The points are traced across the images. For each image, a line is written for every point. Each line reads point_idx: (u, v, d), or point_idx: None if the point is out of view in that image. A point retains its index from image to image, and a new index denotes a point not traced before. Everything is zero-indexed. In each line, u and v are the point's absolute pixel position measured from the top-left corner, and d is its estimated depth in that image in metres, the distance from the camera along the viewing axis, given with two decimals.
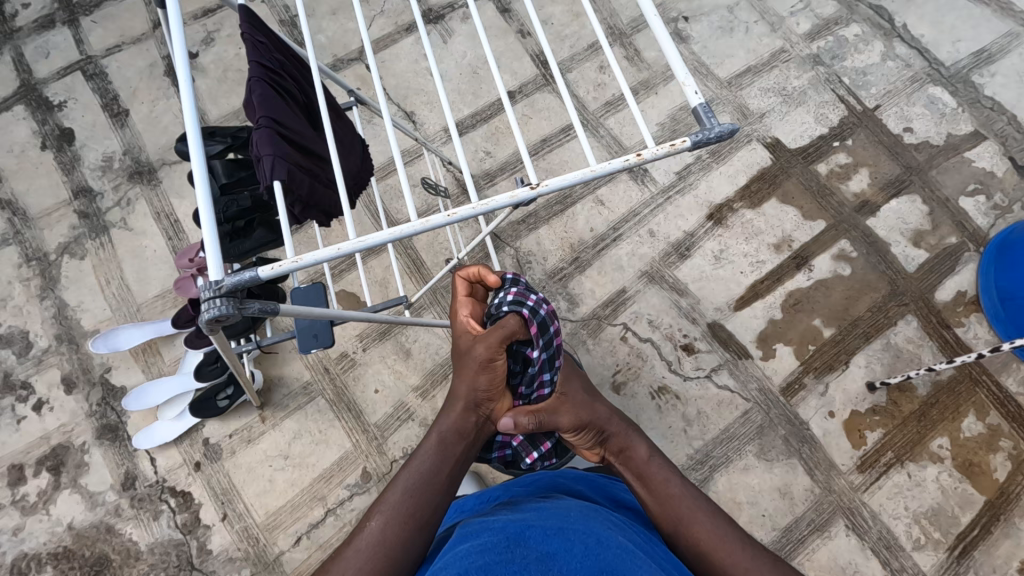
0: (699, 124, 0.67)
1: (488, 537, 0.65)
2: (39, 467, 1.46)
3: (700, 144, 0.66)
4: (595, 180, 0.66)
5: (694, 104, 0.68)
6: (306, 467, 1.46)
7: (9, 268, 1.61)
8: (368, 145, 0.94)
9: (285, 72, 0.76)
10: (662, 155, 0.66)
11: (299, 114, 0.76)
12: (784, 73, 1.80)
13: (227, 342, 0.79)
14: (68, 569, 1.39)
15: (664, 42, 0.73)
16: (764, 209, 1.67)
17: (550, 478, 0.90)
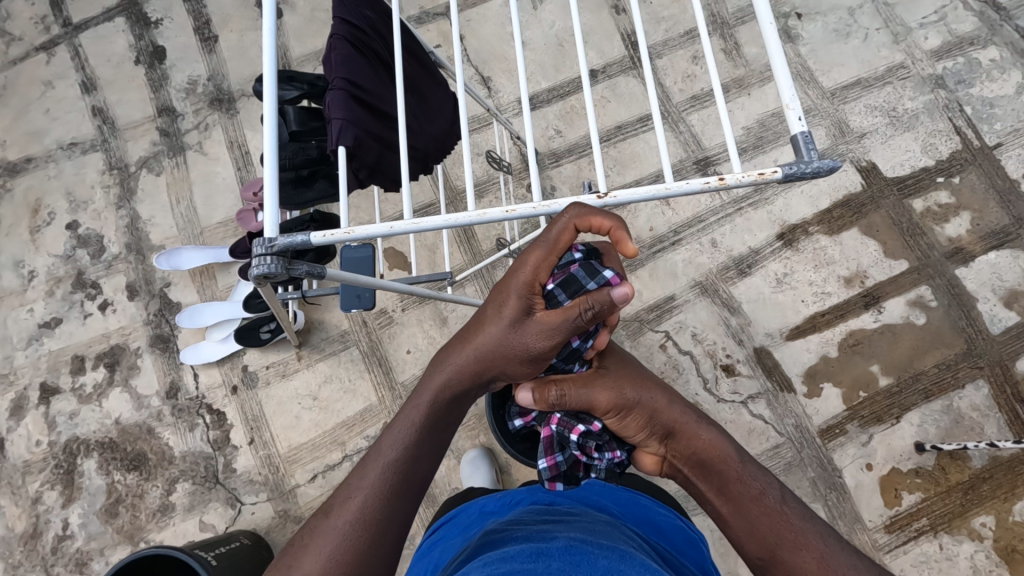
0: (796, 155, 0.61)
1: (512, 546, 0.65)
2: (97, 362, 1.58)
3: (792, 178, 0.60)
4: (668, 199, 0.61)
5: (795, 133, 0.61)
6: (331, 411, 1.52)
7: (94, 174, 1.72)
8: (443, 116, 0.91)
9: (371, 31, 0.74)
10: (747, 183, 0.60)
11: (379, 76, 0.74)
12: (897, 92, 1.63)
13: (273, 292, 0.81)
14: (112, 458, 1.52)
15: (775, 52, 0.65)
16: (842, 238, 1.55)
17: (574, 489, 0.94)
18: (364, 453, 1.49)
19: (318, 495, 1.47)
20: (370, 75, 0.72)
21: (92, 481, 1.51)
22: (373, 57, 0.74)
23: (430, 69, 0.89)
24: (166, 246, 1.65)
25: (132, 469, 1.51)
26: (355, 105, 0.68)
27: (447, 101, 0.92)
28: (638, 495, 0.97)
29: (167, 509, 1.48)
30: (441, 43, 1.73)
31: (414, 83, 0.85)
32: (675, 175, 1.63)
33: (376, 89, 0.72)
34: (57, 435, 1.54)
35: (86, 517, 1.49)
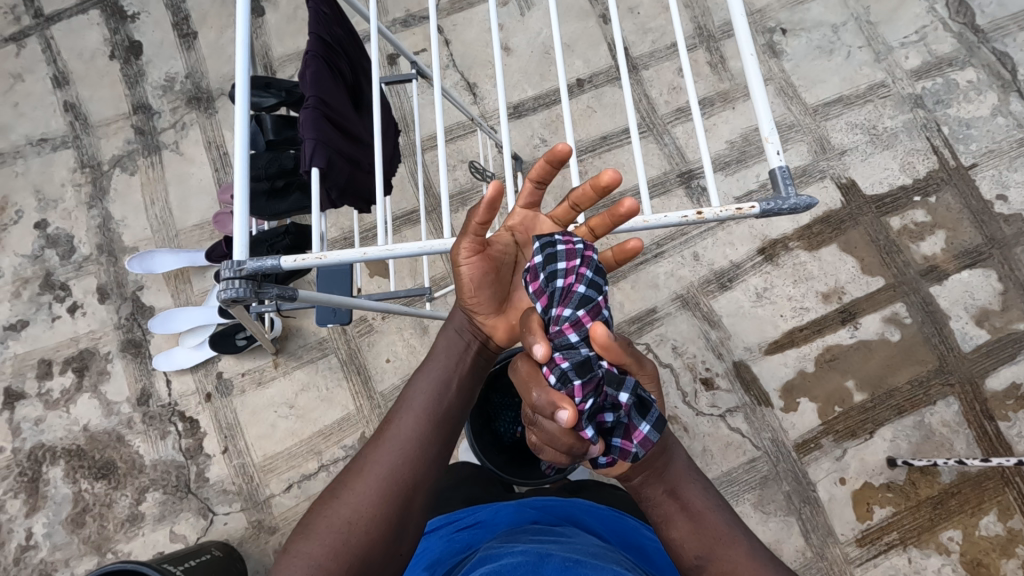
0: (773, 189, 0.61)
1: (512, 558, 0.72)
2: (65, 367, 1.54)
3: (767, 214, 0.60)
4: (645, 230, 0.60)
5: (774, 166, 0.61)
6: (309, 419, 1.50)
7: (65, 171, 1.66)
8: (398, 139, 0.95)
9: (341, 52, 0.74)
10: (725, 217, 0.60)
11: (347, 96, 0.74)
12: (877, 110, 1.65)
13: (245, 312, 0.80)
14: (79, 466, 1.48)
15: (755, 83, 0.64)
16: (821, 254, 1.57)
17: (563, 505, 0.98)
18: (341, 463, 1.47)
19: (293, 506, 1.45)
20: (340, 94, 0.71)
21: (58, 489, 1.47)
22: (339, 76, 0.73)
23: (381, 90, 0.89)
24: (140, 248, 1.61)
25: (100, 478, 1.47)
26: (327, 125, 0.66)
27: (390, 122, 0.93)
28: (624, 515, 0.97)
29: (136, 519, 1.45)
30: (427, 47, 1.70)
31: (370, 103, 0.84)
32: (659, 187, 1.63)
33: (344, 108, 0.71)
34: (22, 442, 1.49)
35: (51, 527, 1.45)
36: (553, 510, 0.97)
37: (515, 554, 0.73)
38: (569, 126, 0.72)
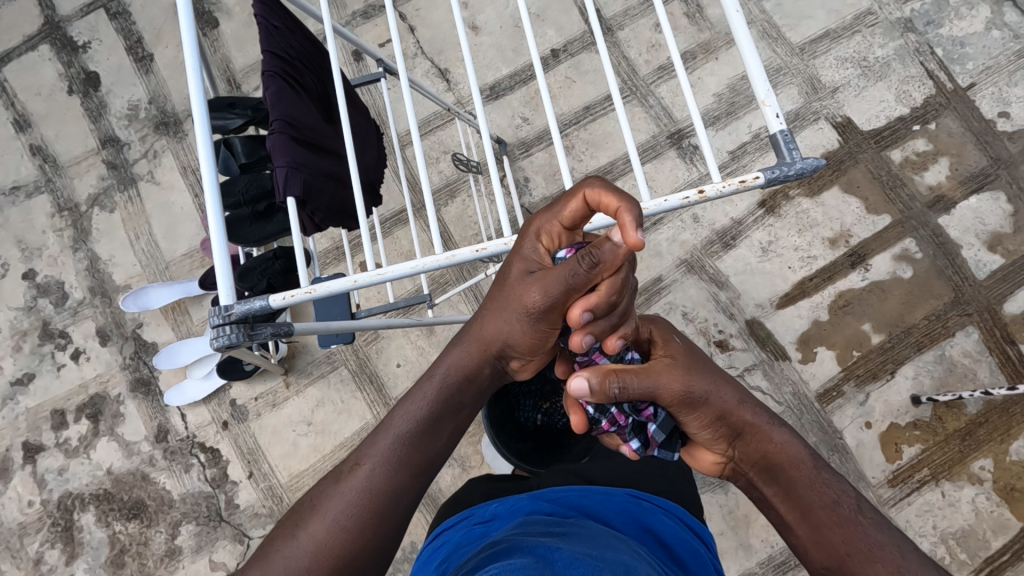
0: (777, 156, 0.57)
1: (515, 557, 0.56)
2: (79, 414, 1.53)
3: (772, 183, 0.56)
4: (647, 218, 0.57)
5: (774, 131, 0.57)
6: (328, 434, 1.49)
7: (43, 217, 1.62)
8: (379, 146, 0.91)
9: (303, 65, 0.70)
10: (729, 192, 0.56)
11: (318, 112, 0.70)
12: (867, 40, 1.58)
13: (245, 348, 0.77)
14: (109, 510, 1.48)
15: (744, 42, 0.60)
16: (823, 199, 1.53)
17: (575, 495, 0.85)
18: None
19: None
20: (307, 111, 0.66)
21: (93, 535, 1.47)
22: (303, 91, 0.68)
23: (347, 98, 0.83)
24: (133, 285, 1.58)
25: (132, 518, 1.48)
26: (299, 148, 0.62)
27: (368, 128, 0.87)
28: (642, 500, 0.88)
29: (175, 552, 1.46)
30: (392, 37, 1.63)
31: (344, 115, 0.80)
32: (650, 151, 1.58)
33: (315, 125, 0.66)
34: (50, 493, 1.50)
35: (92, 571, 1.46)
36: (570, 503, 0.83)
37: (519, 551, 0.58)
38: (547, 107, 0.66)
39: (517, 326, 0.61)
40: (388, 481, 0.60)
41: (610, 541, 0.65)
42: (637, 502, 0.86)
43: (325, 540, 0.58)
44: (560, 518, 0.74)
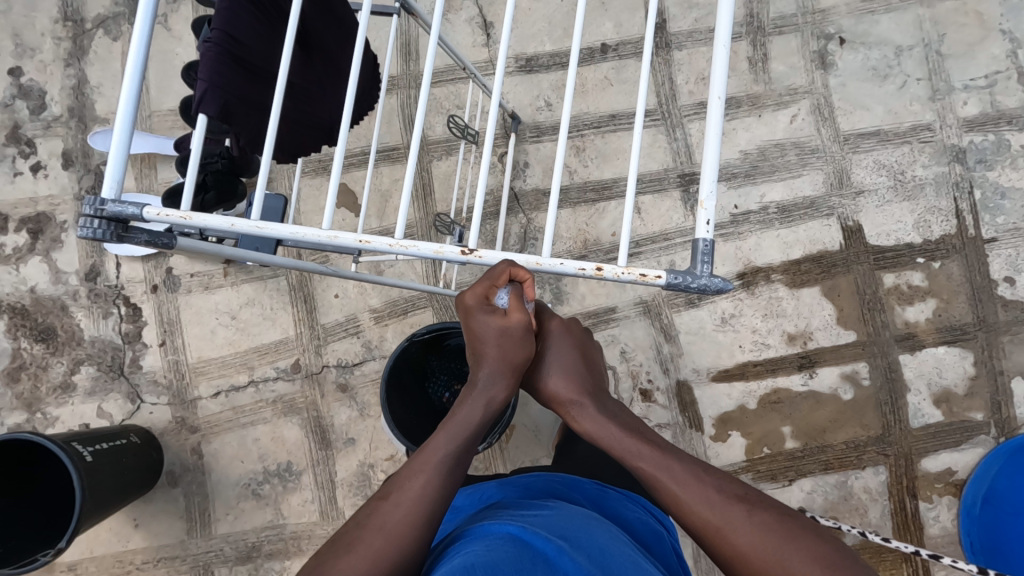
0: (690, 263, 0.55)
1: (500, 542, 0.64)
2: (20, 226, 1.52)
3: (673, 289, 0.55)
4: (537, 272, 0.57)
5: (698, 237, 0.55)
6: (247, 334, 1.50)
7: (46, 20, 1.57)
8: (370, 92, 0.85)
9: None
10: (627, 279, 0.54)
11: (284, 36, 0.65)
12: (912, 155, 1.51)
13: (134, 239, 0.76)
14: (21, 325, 1.50)
15: (709, 142, 0.59)
16: (800, 294, 1.49)
17: (544, 479, 0.92)
18: (271, 383, 1.49)
19: (217, 411, 1.49)
20: (263, 29, 0.61)
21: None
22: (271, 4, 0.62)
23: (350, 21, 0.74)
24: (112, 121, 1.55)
25: (39, 341, 1.50)
26: (232, 68, 0.58)
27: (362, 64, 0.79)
28: (607, 489, 0.94)
29: (68, 387, 1.49)
30: None
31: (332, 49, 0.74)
32: (656, 183, 1.52)
33: (266, 47, 0.62)
34: None
35: None
36: (537, 486, 0.89)
37: (500, 534, 0.66)
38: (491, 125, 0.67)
39: (502, 357, 0.76)
40: (442, 483, 0.69)
41: (584, 523, 0.73)
42: (599, 491, 0.92)
43: (385, 550, 0.63)
44: (530, 500, 0.81)
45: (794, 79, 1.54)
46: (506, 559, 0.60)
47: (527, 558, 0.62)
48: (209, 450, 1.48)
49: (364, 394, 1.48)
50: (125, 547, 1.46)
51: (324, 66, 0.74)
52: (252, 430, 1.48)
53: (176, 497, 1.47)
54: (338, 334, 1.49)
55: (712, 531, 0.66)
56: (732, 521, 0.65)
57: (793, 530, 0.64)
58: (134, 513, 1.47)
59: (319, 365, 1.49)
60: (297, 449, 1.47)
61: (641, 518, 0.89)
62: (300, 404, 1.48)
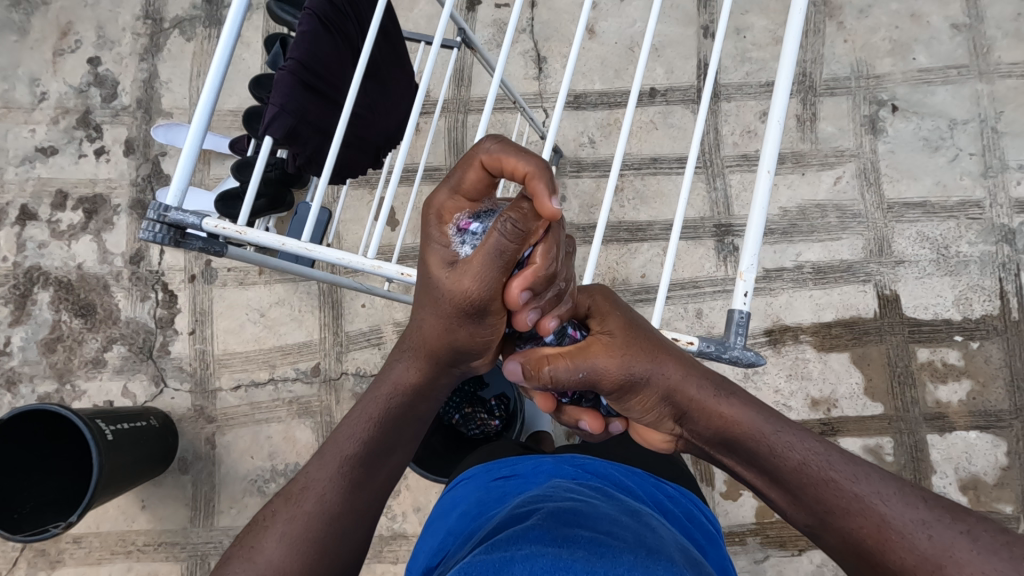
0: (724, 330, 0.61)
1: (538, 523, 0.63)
2: (78, 205, 1.60)
3: (708, 356, 0.62)
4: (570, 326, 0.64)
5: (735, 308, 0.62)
6: (274, 333, 1.54)
7: (129, 17, 1.67)
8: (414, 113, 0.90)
9: (349, 7, 0.67)
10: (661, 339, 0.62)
11: (348, 64, 0.69)
12: (958, 230, 1.48)
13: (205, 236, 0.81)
14: (64, 299, 1.57)
15: (756, 211, 0.63)
16: (828, 358, 1.46)
17: (601, 465, 0.90)
18: (289, 383, 1.52)
19: (235, 405, 1.52)
20: (334, 60, 0.66)
21: (41, 313, 1.57)
22: (342, 38, 0.67)
23: (400, 58, 0.80)
24: (175, 116, 1.63)
25: (78, 316, 1.56)
26: (302, 92, 0.62)
27: (406, 95, 0.84)
28: (664, 484, 0.92)
29: (99, 363, 1.54)
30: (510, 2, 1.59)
31: (385, 76, 0.78)
32: (691, 230, 1.52)
33: (334, 74, 0.67)
34: (23, 259, 1.59)
35: (27, 343, 1.56)
36: (585, 475, 0.86)
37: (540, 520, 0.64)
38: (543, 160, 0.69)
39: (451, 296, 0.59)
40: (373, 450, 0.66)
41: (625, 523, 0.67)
42: (654, 489, 0.89)
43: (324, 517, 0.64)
44: (581, 487, 0.78)
45: (841, 141, 1.53)
46: (546, 553, 0.56)
47: (567, 551, 0.56)
48: (221, 442, 1.51)
49: None
50: (130, 527, 1.49)
51: (379, 91, 0.78)
52: (266, 427, 1.51)
53: (184, 484, 1.50)
54: (360, 343, 1.52)
55: (882, 534, 0.54)
56: (914, 536, 0.53)
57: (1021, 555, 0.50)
58: (143, 494, 1.50)
59: (338, 371, 1.51)
60: (306, 452, 1.49)
61: (684, 521, 0.84)
62: (315, 408, 1.51)
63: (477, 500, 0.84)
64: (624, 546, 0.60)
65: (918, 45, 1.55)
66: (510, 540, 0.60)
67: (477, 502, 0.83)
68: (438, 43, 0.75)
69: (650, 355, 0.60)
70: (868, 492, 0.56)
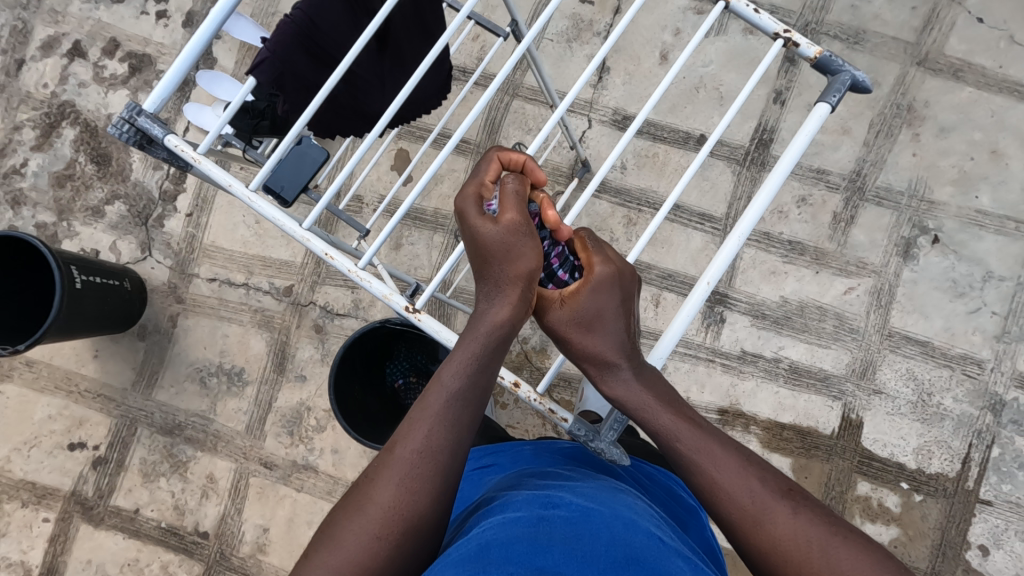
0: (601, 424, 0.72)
1: (518, 510, 0.65)
2: (125, 58, 1.64)
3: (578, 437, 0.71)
4: None
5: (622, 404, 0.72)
6: (262, 242, 1.57)
7: None
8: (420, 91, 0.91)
9: None
10: (540, 408, 0.71)
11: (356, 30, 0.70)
12: (948, 381, 1.43)
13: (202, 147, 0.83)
14: (85, 142, 1.62)
15: (687, 307, 0.73)
16: (769, 457, 1.43)
17: (580, 451, 0.89)
18: (260, 294, 1.56)
19: (206, 295, 1.57)
20: (343, 24, 0.68)
21: (62, 148, 1.62)
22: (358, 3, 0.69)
23: (422, 35, 0.82)
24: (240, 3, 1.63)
25: (93, 162, 1.61)
26: (299, 46, 0.65)
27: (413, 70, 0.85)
28: (642, 464, 0.92)
29: (98, 213, 1.60)
30: (595, 1, 1.54)
31: (396, 50, 0.80)
32: (686, 287, 1.49)
33: (341, 36, 0.69)
34: (61, 92, 1.64)
35: (40, 171, 1.62)
36: (564, 461, 0.84)
37: (519, 505, 0.66)
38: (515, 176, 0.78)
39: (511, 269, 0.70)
40: (445, 436, 0.66)
41: (610, 498, 0.70)
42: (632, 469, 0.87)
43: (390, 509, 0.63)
44: (555, 469, 0.79)
45: (868, 254, 1.47)
46: (519, 539, 0.61)
47: (544, 533, 0.62)
48: (182, 324, 1.58)
49: (333, 343, 1.53)
50: (78, 370, 1.57)
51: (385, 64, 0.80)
52: (226, 326, 1.56)
53: (137, 349, 1.58)
54: (338, 280, 1.55)
55: (751, 522, 0.64)
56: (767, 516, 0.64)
57: (839, 531, 0.62)
58: (98, 345, 1.58)
59: (308, 299, 1.55)
60: (254, 361, 1.55)
61: (665, 497, 0.85)
62: (275, 325, 1.55)
63: (461, 489, 0.85)
64: (606, 518, 0.65)
65: (986, 185, 1.46)
66: (489, 528, 0.63)
67: (465, 493, 0.84)
68: (461, 20, 0.76)
69: (605, 335, 0.71)
70: (735, 482, 0.65)
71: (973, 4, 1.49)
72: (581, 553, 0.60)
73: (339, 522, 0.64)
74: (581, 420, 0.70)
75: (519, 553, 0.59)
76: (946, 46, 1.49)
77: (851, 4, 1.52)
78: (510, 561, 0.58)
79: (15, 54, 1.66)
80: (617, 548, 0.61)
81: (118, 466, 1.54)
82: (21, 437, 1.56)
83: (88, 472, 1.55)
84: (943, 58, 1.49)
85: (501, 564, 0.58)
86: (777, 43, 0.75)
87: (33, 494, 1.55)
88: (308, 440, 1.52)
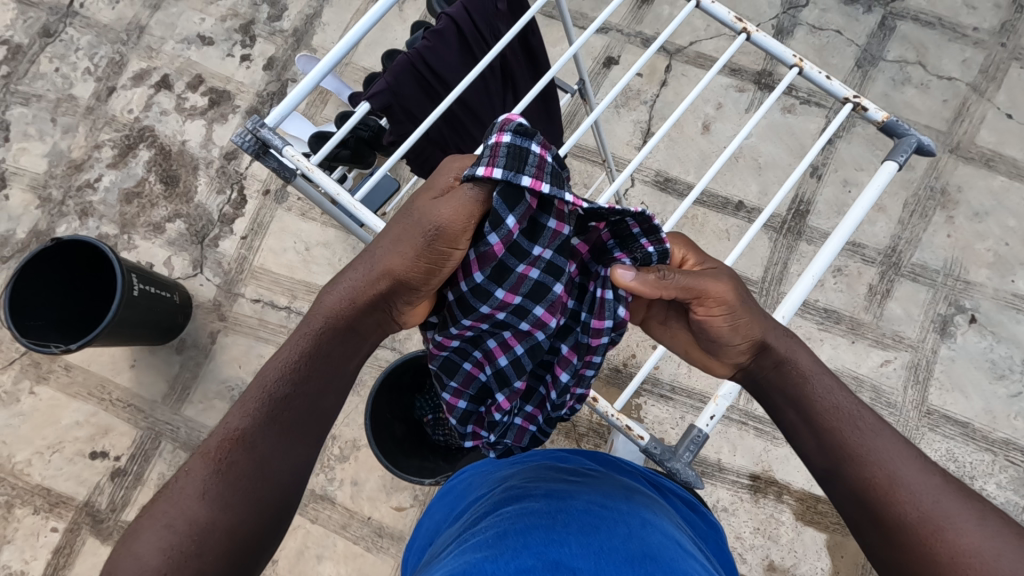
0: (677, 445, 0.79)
1: (532, 503, 0.65)
2: (207, 93, 1.78)
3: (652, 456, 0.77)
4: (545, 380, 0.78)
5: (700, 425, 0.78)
6: (309, 268, 1.63)
7: None
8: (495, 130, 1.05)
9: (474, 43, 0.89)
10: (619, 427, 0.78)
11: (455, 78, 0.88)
12: (991, 464, 1.39)
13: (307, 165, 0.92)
14: (158, 164, 1.74)
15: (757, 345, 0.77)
16: (800, 529, 1.38)
17: (605, 456, 0.86)
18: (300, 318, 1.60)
19: (248, 314, 1.62)
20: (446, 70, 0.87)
21: (136, 167, 1.74)
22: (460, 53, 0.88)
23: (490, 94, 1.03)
24: (318, 53, 1.79)
25: (161, 183, 1.72)
26: (409, 83, 0.84)
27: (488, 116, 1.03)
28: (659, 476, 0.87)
29: (159, 228, 1.69)
30: (645, 74, 1.66)
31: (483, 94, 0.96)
32: None
33: (443, 81, 0.87)
34: (143, 118, 1.78)
35: (112, 186, 1.73)
36: (584, 459, 0.83)
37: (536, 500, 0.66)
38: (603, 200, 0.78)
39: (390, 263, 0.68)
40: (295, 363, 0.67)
41: (624, 497, 0.69)
42: (646, 471, 0.84)
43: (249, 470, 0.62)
44: (565, 468, 0.78)
45: (904, 327, 1.47)
46: (539, 527, 0.60)
47: (560, 524, 0.61)
48: (221, 341, 1.61)
49: (365, 372, 1.55)
50: (113, 378, 1.60)
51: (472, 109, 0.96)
52: (263, 347, 1.59)
53: (173, 363, 1.60)
54: None
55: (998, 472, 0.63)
56: (916, 497, 0.61)
57: None
58: (136, 355, 1.61)
59: None
60: None
61: (684, 506, 0.81)
62: None
63: (470, 484, 0.84)
64: (618, 517, 0.64)
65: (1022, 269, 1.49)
66: (501, 521, 0.62)
67: (468, 490, 0.83)
68: (545, 82, 0.84)
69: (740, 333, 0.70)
70: None
71: (1002, 102, 1.58)
72: (591, 545, 0.59)
73: (173, 490, 0.61)
74: (655, 437, 0.77)
75: (538, 541, 0.58)
76: (977, 137, 1.57)
77: (885, 93, 1.62)
78: (528, 550, 0.57)
79: (108, 82, 1.82)
80: (631, 544, 0.59)
81: (135, 479, 1.53)
82: (46, 441, 1.57)
83: (105, 483, 1.53)
84: (974, 148, 1.56)
85: (519, 550, 0.57)
86: (847, 106, 0.83)
87: (46, 501, 1.53)
88: (328, 469, 1.50)
